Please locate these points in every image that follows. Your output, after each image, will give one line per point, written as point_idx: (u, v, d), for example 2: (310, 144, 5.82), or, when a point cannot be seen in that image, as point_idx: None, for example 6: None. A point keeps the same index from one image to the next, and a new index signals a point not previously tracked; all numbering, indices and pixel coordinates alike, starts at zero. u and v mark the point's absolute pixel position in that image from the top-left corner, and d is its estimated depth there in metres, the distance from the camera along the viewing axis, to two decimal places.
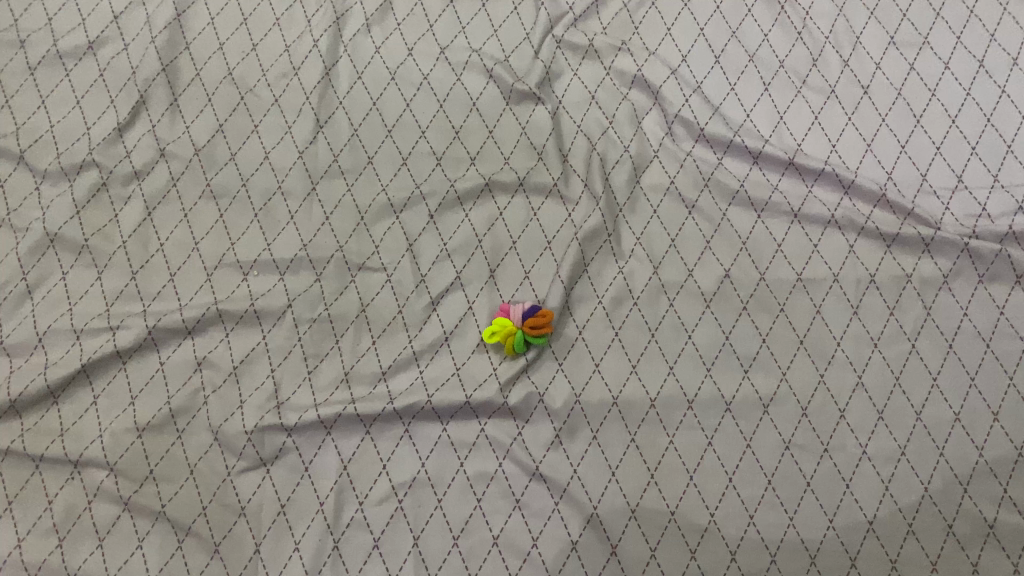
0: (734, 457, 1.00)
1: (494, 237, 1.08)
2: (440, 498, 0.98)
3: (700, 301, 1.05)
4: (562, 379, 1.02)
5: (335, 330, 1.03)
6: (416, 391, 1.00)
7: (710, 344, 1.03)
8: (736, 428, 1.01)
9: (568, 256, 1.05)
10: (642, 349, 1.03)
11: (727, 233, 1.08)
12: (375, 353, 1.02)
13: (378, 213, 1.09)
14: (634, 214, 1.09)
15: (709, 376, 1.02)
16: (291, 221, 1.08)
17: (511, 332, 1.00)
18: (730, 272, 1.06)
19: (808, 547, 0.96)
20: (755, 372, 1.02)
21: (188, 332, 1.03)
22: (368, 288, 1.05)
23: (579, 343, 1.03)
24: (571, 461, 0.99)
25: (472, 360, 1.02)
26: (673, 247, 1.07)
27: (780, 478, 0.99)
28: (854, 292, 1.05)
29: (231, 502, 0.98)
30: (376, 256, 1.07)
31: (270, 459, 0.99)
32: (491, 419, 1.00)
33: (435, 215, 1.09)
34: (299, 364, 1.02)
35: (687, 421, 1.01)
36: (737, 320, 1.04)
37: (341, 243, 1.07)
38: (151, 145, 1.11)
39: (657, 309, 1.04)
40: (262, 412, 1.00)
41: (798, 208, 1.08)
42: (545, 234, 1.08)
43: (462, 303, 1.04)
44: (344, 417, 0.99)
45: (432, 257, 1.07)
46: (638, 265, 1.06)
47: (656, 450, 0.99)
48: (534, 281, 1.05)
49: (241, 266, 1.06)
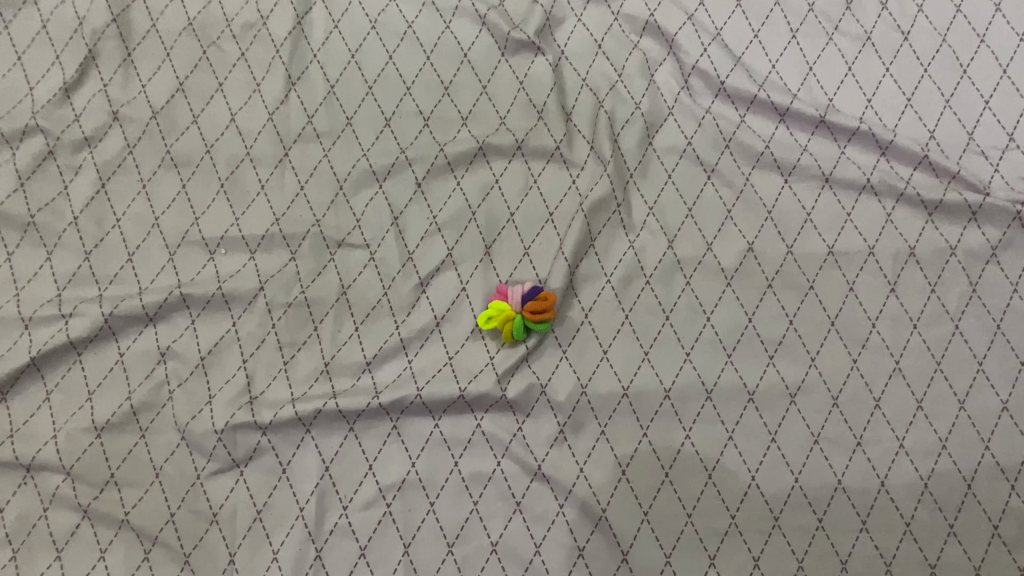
0: (757, 453, 0.90)
1: (489, 209, 0.97)
2: (432, 501, 0.89)
3: (719, 278, 0.94)
4: (567, 368, 0.92)
5: (313, 315, 0.93)
6: (404, 385, 0.90)
7: (731, 327, 0.93)
8: (760, 420, 0.91)
9: (572, 229, 0.94)
10: (655, 333, 0.92)
11: (751, 200, 0.96)
12: (359, 340, 0.92)
13: (360, 182, 0.98)
14: (646, 180, 0.98)
15: (730, 362, 0.92)
16: (261, 191, 0.97)
17: (510, 318, 0.90)
18: (753, 246, 0.95)
19: (838, 551, 0.88)
20: (781, 358, 0.92)
21: (149, 319, 0.93)
22: (349, 268, 0.95)
23: (585, 327, 0.93)
24: (577, 459, 0.89)
25: (466, 347, 0.92)
26: (690, 217, 0.96)
27: (809, 476, 0.89)
28: (892, 267, 0.94)
29: (202, 508, 0.88)
30: (358, 231, 0.96)
31: (244, 460, 0.90)
32: (488, 414, 0.91)
33: (423, 184, 0.98)
34: (274, 354, 0.92)
35: (705, 414, 0.91)
36: (761, 299, 0.93)
37: (318, 217, 0.96)
38: (103, 107, 1.00)
39: (672, 288, 0.94)
40: (233, 409, 0.90)
41: (830, 172, 0.97)
42: (547, 205, 0.97)
43: (454, 285, 0.94)
44: (325, 414, 0.89)
45: (421, 233, 0.96)
46: (650, 239, 0.95)
47: (671, 446, 0.90)
48: (534, 259, 0.95)
49: (206, 245, 0.95)
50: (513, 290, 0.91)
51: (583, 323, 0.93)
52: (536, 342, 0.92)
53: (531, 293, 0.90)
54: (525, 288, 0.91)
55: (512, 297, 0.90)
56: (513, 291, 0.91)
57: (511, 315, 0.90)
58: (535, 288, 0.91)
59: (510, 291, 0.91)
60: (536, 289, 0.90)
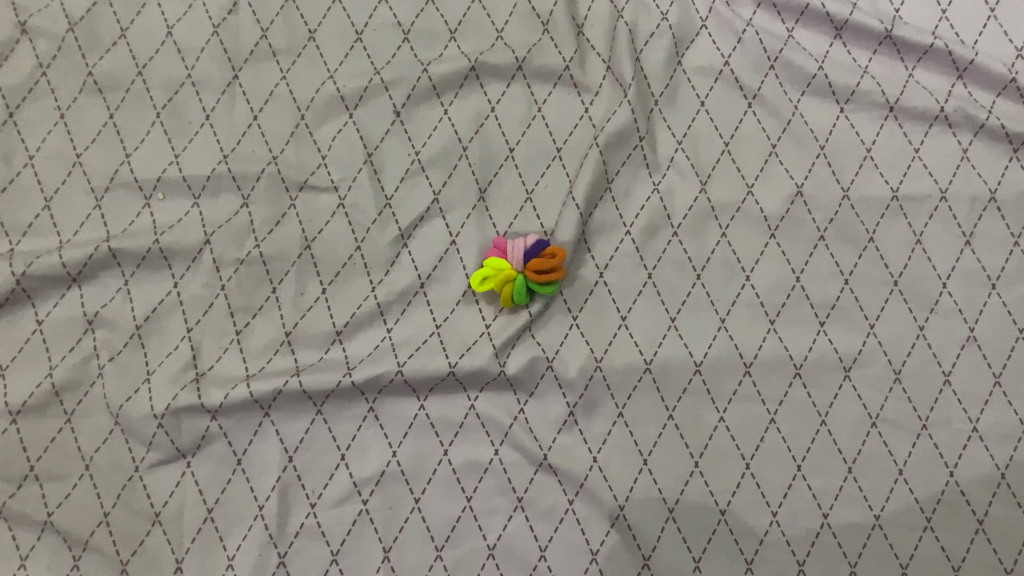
0: (804, 438, 0.75)
1: (483, 144, 0.80)
2: (417, 497, 0.74)
3: (762, 228, 0.78)
4: (578, 338, 0.76)
5: (270, 274, 0.77)
6: (382, 359, 0.75)
7: (775, 288, 0.77)
8: (807, 399, 0.76)
9: (585, 170, 0.78)
10: (684, 295, 0.77)
11: (799, 133, 0.80)
12: (326, 304, 0.76)
13: (326, 110, 0.81)
14: (673, 108, 0.81)
15: (773, 330, 0.77)
16: (206, 121, 0.80)
17: (509, 280, 0.74)
18: (802, 188, 0.79)
19: (898, 554, 0.74)
20: (833, 325, 0.77)
21: (72, 280, 0.77)
22: (313, 215, 0.78)
23: (600, 288, 0.77)
24: (590, 447, 0.75)
25: (457, 313, 0.77)
26: (726, 153, 0.80)
27: (864, 464, 0.75)
28: (967, 214, 0.78)
29: (141, 507, 0.74)
30: (324, 170, 0.79)
31: (191, 449, 0.75)
32: (483, 393, 0.76)
33: (403, 112, 0.81)
34: (225, 321, 0.76)
35: (743, 392, 0.76)
36: (811, 253, 0.78)
37: (275, 154, 0.79)
38: (8, 18, 0.81)
39: (704, 240, 0.78)
40: (176, 388, 0.75)
41: (896, 99, 0.80)
42: (554, 138, 0.80)
43: (443, 235, 0.78)
44: (287, 395, 0.74)
45: (401, 173, 0.79)
46: (679, 180, 0.79)
47: (702, 431, 0.75)
48: (538, 205, 0.79)
49: (140, 188, 0.79)
50: (514, 245, 0.75)
51: (597, 283, 0.78)
52: (541, 307, 0.76)
53: (535, 249, 0.75)
54: (527, 243, 0.75)
55: (511, 254, 0.75)
56: (513, 246, 0.75)
57: (511, 275, 0.74)
58: (540, 243, 0.75)
59: (510, 246, 0.75)
60: (541, 244, 0.75)
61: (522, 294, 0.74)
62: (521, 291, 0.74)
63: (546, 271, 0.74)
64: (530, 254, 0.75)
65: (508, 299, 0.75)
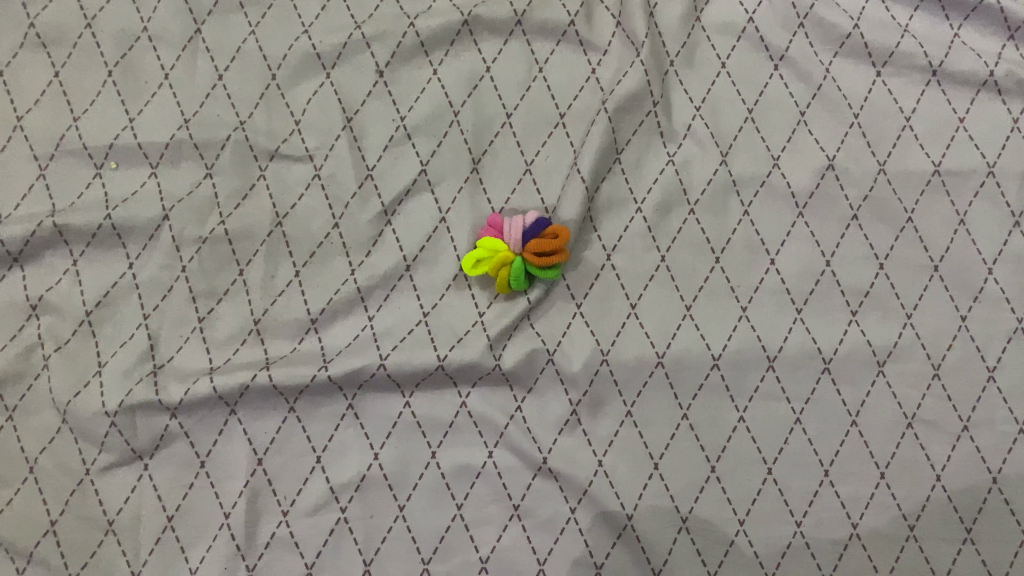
0: (833, 440, 0.68)
1: (477, 109, 0.71)
2: (402, 505, 0.66)
3: (788, 206, 0.70)
4: (582, 328, 0.68)
5: (237, 254, 0.69)
6: (363, 351, 0.67)
7: (802, 273, 0.69)
8: (836, 397, 0.68)
9: (591, 139, 0.70)
10: (701, 280, 0.69)
11: (831, 99, 0.72)
12: (300, 289, 0.68)
13: (300, 69, 0.72)
14: (690, 70, 0.72)
15: (800, 319, 0.69)
16: (165, 81, 0.71)
17: (505, 263, 0.66)
18: (834, 161, 0.71)
19: (935, 569, 0.66)
20: (866, 314, 0.69)
21: (14, 259, 0.68)
22: (286, 188, 0.70)
23: (607, 272, 0.69)
24: (595, 449, 0.67)
25: (447, 299, 0.69)
26: (750, 121, 0.71)
27: (898, 469, 0.67)
28: (1017, 191, 0.70)
29: (93, 515, 0.65)
30: (298, 137, 0.70)
31: (148, 450, 0.66)
32: (475, 389, 0.68)
33: (387, 72, 0.72)
34: (186, 307, 0.68)
35: (765, 389, 0.68)
36: (843, 234, 0.70)
37: (243, 119, 0.70)
38: None
39: (723, 219, 0.70)
40: (131, 383, 0.67)
41: (940, 61, 0.71)
42: (556, 103, 0.71)
43: (432, 211, 0.70)
44: (256, 390, 0.66)
45: (384, 140, 0.71)
46: (697, 151, 0.71)
47: (719, 433, 0.67)
48: (538, 178, 0.70)
49: (90, 156, 0.70)
50: (511, 223, 0.67)
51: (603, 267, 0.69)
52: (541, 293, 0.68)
53: (535, 229, 0.67)
54: (527, 222, 0.67)
55: (507, 234, 0.67)
56: (510, 224, 0.67)
57: (507, 257, 0.66)
58: (541, 222, 0.67)
59: (506, 224, 0.67)
60: (542, 223, 0.67)
61: (519, 278, 0.66)
62: (518, 276, 0.66)
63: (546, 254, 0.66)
64: (529, 235, 0.67)
65: (504, 284, 0.67)
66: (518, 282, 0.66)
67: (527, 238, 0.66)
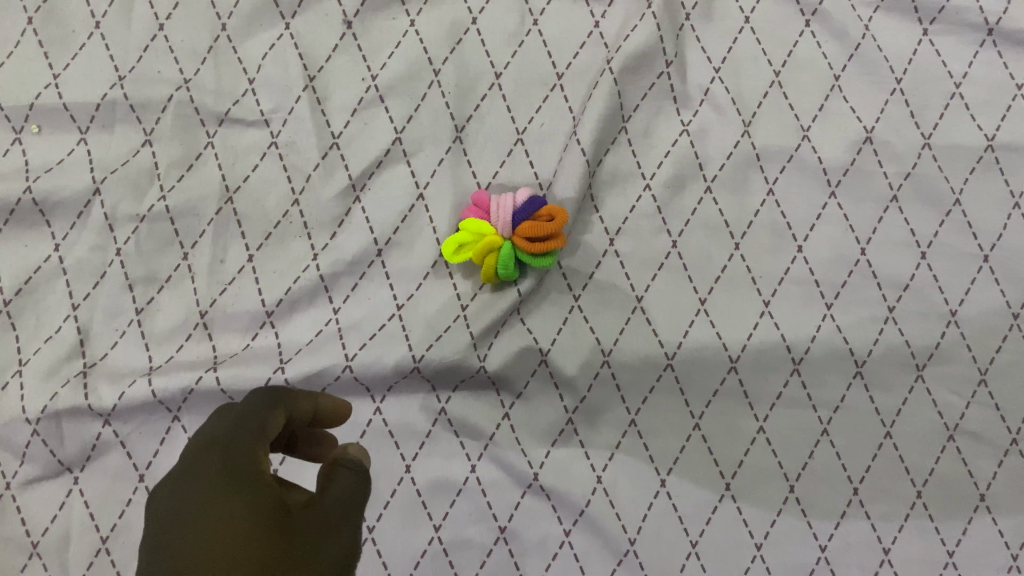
0: (864, 453, 0.60)
1: (461, 67, 0.61)
2: (370, 525, 0.57)
3: (819, 184, 0.61)
4: (580, 322, 0.59)
5: (180, 235, 0.59)
6: (326, 348, 0.58)
7: (833, 262, 0.61)
8: (869, 404, 0.60)
9: (594, 105, 0.60)
10: (718, 269, 0.60)
11: (871, 60, 0.62)
12: (254, 276, 0.59)
13: (256, 18, 0.61)
14: (708, 24, 0.62)
15: (829, 315, 0.60)
16: (96, 31, 0.61)
17: (493, 248, 0.57)
18: (872, 132, 0.61)
19: None
20: (906, 309, 0.60)
21: None
22: (238, 158, 0.60)
23: (610, 258, 0.60)
24: (593, 463, 0.58)
25: (425, 288, 0.59)
26: (777, 85, 0.62)
27: (938, 487, 0.59)
28: None
29: (14, 535, 0.56)
30: (251, 98, 0.60)
31: (78, 462, 0.57)
32: (457, 394, 0.59)
33: (356, 23, 0.62)
34: (120, 296, 0.58)
35: (790, 394, 0.60)
36: (881, 217, 0.61)
37: (187, 76, 0.60)
38: None
39: (745, 198, 0.61)
40: (56, 384, 0.57)
41: (997, 18, 0.62)
42: (553, 61, 0.61)
43: (407, 185, 0.60)
44: (201, 394, 0.57)
45: (353, 102, 0.61)
46: (715, 119, 0.61)
47: (736, 444, 0.59)
48: (532, 148, 0.60)
49: (7, 119, 0.60)
50: (500, 200, 0.58)
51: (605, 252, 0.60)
52: (533, 281, 0.59)
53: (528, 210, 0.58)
54: (519, 202, 0.58)
55: (496, 214, 0.57)
56: (500, 202, 0.58)
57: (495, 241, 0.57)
58: (536, 202, 0.58)
59: (495, 201, 0.58)
60: (537, 204, 0.58)
61: (508, 266, 0.57)
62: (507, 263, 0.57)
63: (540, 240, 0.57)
64: (521, 217, 0.57)
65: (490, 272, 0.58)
66: (507, 270, 0.57)
67: (519, 219, 0.57)
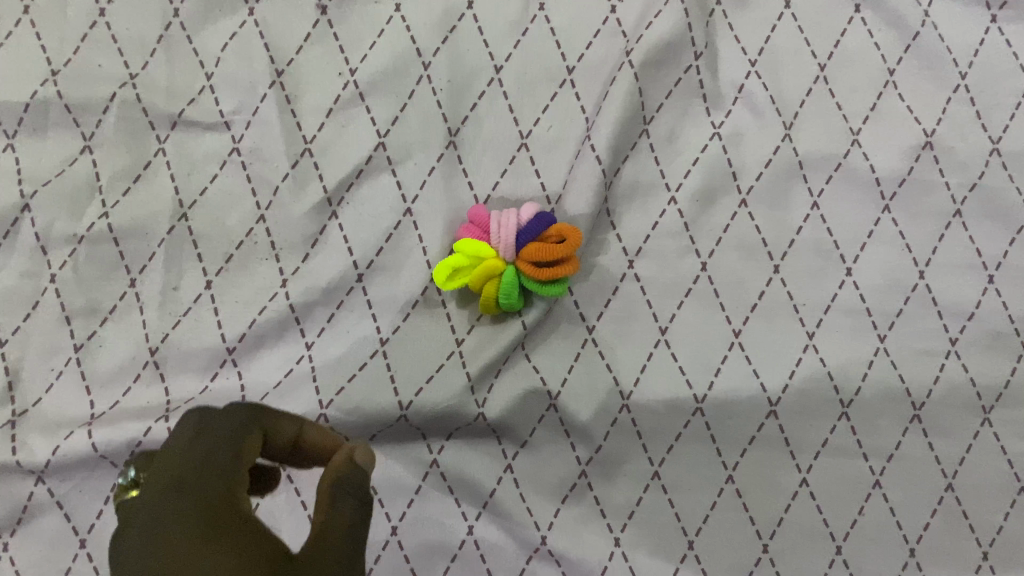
0: (923, 508, 0.51)
1: (455, 60, 0.52)
2: None
3: (870, 197, 0.53)
4: (596, 360, 0.51)
5: (126, 258, 0.50)
6: (299, 392, 0.49)
7: (886, 286, 0.52)
8: (928, 451, 0.52)
9: (611, 105, 0.52)
10: (754, 296, 0.52)
11: (932, 52, 0.53)
12: (213, 306, 0.50)
13: (214, 3, 0.52)
14: (742, 9, 0.54)
15: (883, 348, 0.52)
16: (25, 18, 0.52)
17: (493, 273, 0.49)
18: (932, 136, 0.53)
19: None
20: (971, 342, 0.52)
21: None
22: (194, 167, 0.51)
23: (629, 284, 0.52)
24: (610, 523, 0.50)
25: (413, 320, 0.51)
26: (822, 81, 0.53)
27: (1006, 547, 0.51)
28: None
29: None
30: (209, 96, 0.52)
31: (8, 526, 0.48)
32: (451, 443, 0.50)
33: (332, 8, 0.53)
34: (56, 331, 0.50)
35: (838, 441, 0.51)
36: (942, 235, 0.53)
37: (134, 71, 0.51)
38: None
39: (784, 214, 0.53)
40: None
41: None
42: (562, 52, 0.52)
43: (392, 199, 0.51)
44: (151, 447, 0.48)
45: (329, 102, 0.52)
46: (750, 121, 0.53)
47: (775, 498, 0.51)
48: (538, 156, 0.52)
49: None
50: (501, 216, 0.49)
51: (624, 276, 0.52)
52: (539, 310, 0.51)
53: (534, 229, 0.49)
54: (523, 219, 0.49)
55: (496, 234, 0.49)
56: (500, 219, 0.49)
57: (495, 265, 0.49)
58: (543, 220, 0.49)
59: (494, 218, 0.49)
60: (545, 222, 0.49)
61: (510, 294, 0.48)
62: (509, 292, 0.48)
63: (548, 263, 0.49)
64: (526, 237, 0.49)
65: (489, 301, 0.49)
66: (508, 299, 0.49)
67: (524, 240, 0.49)
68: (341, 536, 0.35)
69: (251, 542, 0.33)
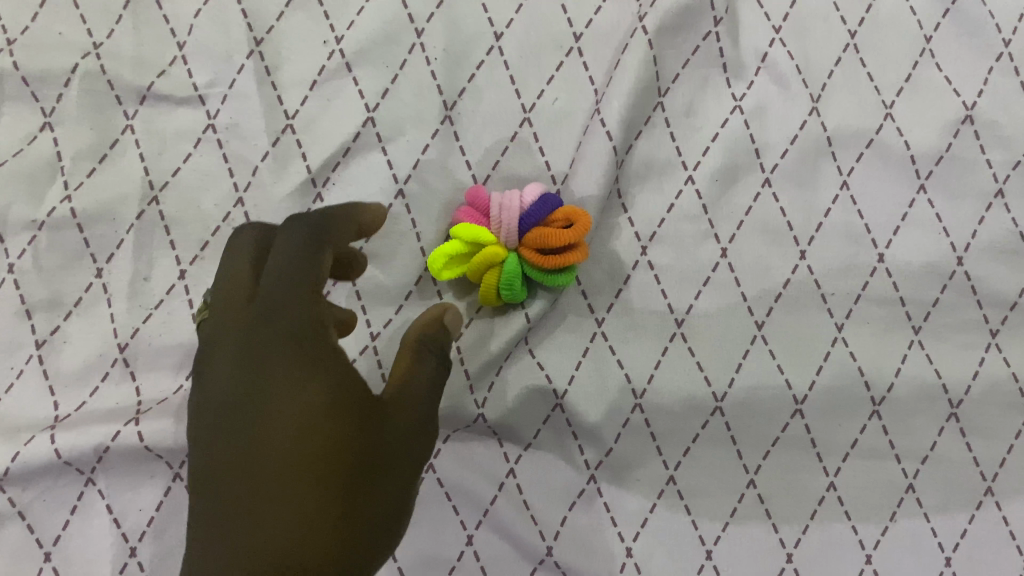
0: (961, 513, 0.47)
1: (451, 26, 0.48)
2: None
3: (904, 176, 0.48)
4: (606, 354, 0.47)
5: (92, 246, 0.46)
6: None
7: (922, 274, 0.48)
8: (967, 452, 0.47)
9: (624, 74, 0.47)
10: (778, 285, 0.48)
11: (974, 16, 0.49)
12: (188, 298, 0.46)
13: None
14: None
15: (918, 341, 0.48)
16: None
17: (493, 262, 0.44)
18: (972, 109, 0.49)
19: None
20: (1013, 334, 0.48)
21: None
22: (166, 145, 0.47)
23: (642, 272, 0.48)
24: (621, 532, 0.46)
25: (407, 312, 0.46)
26: (853, 49, 0.49)
27: None
28: None
29: None
30: (181, 67, 0.47)
31: None
32: (449, 445, 0.46)
33: None
34: (15, 325, 0.45)
35: (869, 441, 0.47)
36: (983, 217, 0.48)
37: (97, 40, 0.47)
38: None
39: (811, 195, 0.48)
40: None
41: None
42: (569, 17, 0.48)
43: (383, 179, 0.47)
44: (121, 453, 0.45)
45: (313, 73, 0.47)
46: (775, 93, 0.48)
47: (801, 504, 0.47)
48: (543, 132, 0.47)
49: None
50: (501, 199, 0.45)
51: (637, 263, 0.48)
52: (545, 300, 0.46)
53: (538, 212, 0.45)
54: (526, 200, 0.45)
55: (496, 220, 0.45)
56: (500, 202, 0.45)
57: (495, 254, 0.44)
58: (548, 200, 0.45)
59: (494, 202, 0.45)
60: (550, 204, 0.45)
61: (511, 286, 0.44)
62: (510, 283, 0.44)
63: (553, 251, 0.44)
64: (529, 222, 0.44)
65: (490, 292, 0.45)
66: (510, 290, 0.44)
67: (527, 225, 0.44)
68: (423, 401, 0.35)
69: (344, 373, 0.33)
